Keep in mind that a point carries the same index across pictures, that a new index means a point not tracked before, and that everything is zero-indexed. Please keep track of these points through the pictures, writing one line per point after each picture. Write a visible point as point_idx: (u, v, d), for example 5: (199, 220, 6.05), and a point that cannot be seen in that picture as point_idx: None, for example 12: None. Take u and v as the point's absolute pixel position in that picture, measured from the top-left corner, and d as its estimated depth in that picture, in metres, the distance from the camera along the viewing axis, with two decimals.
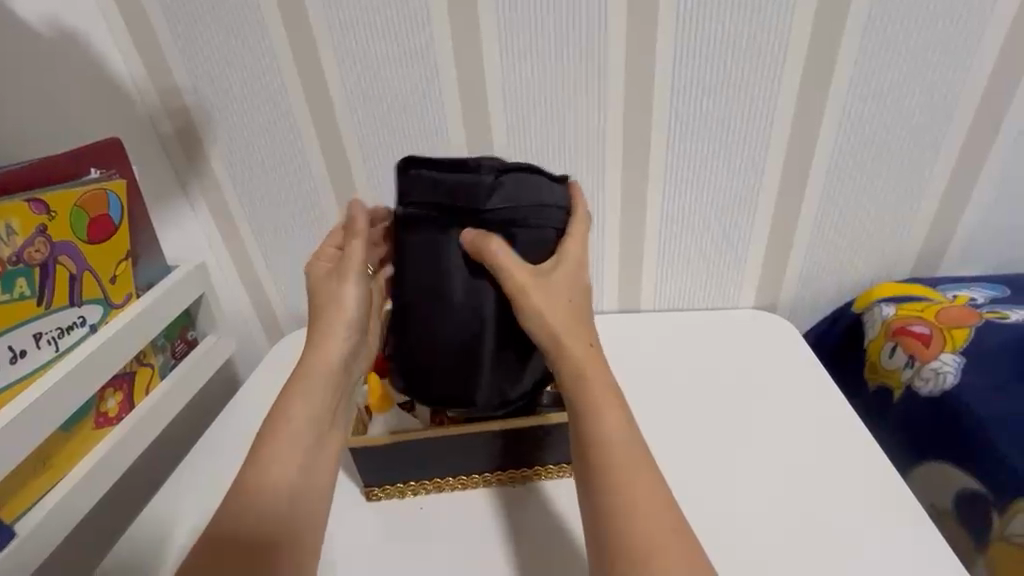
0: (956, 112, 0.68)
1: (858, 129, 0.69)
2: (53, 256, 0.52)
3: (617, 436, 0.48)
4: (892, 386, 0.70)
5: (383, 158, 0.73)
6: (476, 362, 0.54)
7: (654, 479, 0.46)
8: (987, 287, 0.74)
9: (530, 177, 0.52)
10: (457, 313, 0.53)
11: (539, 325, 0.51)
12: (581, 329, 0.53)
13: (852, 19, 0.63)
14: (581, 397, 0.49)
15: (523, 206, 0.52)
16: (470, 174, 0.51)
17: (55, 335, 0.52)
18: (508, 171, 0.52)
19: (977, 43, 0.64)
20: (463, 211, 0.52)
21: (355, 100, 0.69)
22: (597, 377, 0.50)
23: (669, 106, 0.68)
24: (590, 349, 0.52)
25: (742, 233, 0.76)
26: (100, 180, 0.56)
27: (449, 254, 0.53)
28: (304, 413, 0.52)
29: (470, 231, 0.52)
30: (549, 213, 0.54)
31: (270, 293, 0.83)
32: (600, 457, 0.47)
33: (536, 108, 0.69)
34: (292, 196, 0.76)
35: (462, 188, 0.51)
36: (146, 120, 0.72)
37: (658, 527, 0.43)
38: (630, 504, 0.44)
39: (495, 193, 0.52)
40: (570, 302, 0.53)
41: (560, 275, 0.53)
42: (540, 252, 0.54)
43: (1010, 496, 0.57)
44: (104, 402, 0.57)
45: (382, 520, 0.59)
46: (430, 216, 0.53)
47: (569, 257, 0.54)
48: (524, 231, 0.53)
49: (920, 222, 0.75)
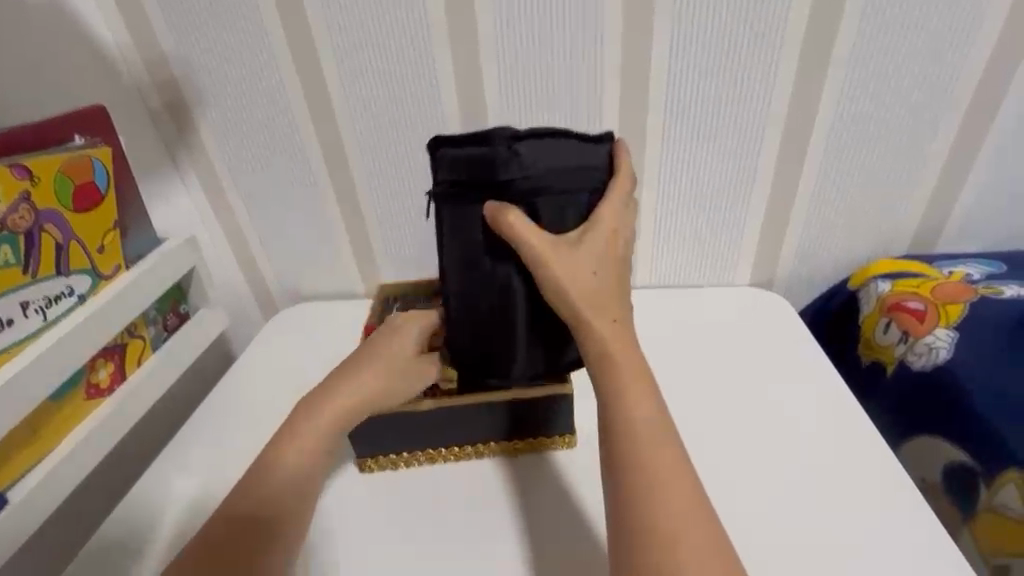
0: (958, 85, 0.67)
1: (856, 112, 0.68)
2: (39, 223, 0.51)
3: (645, 419, 0.46)
4: (885, 362, 0.70)
5: (375, 131, 0.71)
6: (510, 332, 0.56)
7: (684, 472, 0.44)
8: (983, 263, 0.73)
9: (548, 142, 0.50)
10: (491, 291, 0.55)
11: (563, 298, 0.50)
12: (608, 301, 0.50)
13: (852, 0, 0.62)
14: (611, 377, 0.48)
15: (544, 173, 0.50)
16: (485, 147, 0.50)
17: (43, 305, 0.51)
18: (524, 138, 0.50)
19: (978, 26, 0.63)
20: (488, 184, 0.51)
21: (347, 72, 0.68)
22: (625, 360, 0.49)
23: (665, 80, 0.67)
24: (613, 327, 0.50)
25: (739, 211, 0.75)
26: (86, 147, 0.55)
27: (479, 231, 0.53)
28: (309, 433, 0.55)
29: (492, 203, 0.51)
30: (578, 175, 0.51)
31: (263, 268, 0.83)
32: (628, 439, 0.45)
33: (532, 80, 0.68)
34: (285, 171, 0.75)
35: (481, 163, 0.50)
36: (134, 91, 0.70)
37: (685, 518, 0.41)
38: (656, 489, 0.42)
39: (513, 163, 0.50)
40: (597, 274, 0.50)
41: (590, 244, 0.51)
42: (569, 217, 0.52)
43: (999, 468, 0.58)
44: (95, 373, 0.57)
45: (375, 491, 0.60)
46: (453, 195, 0.52)
47: (601, 225, 0.51)
48: (548, 199, 0.51)
49: (918, 200, 0.74)
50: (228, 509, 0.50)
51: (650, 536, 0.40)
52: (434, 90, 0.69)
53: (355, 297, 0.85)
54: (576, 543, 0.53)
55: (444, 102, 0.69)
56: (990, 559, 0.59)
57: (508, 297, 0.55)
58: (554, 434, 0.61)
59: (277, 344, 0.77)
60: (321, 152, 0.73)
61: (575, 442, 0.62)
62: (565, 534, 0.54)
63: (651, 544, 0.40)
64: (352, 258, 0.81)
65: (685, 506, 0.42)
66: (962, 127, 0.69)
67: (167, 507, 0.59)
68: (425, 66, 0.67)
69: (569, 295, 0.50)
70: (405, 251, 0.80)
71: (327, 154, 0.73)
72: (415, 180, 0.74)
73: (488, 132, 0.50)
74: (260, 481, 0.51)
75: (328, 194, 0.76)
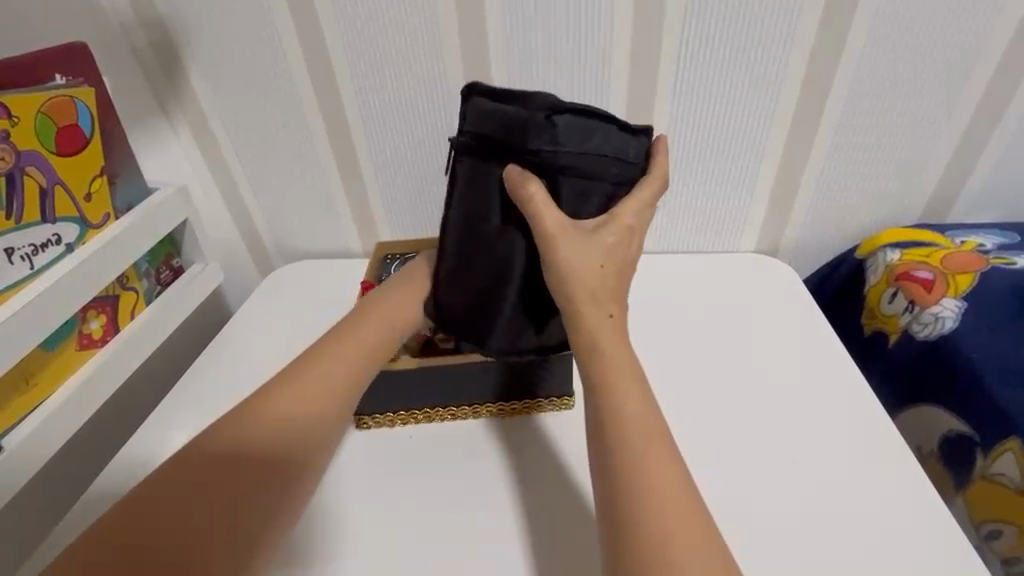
0: (989, 44, 0.63)
1: (866, 102, 0.67)
2: (20, 166, 0.50)
3: (633, 412, 0.44)
4: (888, 332, 0.70)
5: (373, 82, 0.68)
6: (491, 308, 0.54)
7: (677, 473, 0.42)
8: (996, 234, 0.72)
9: (588, 124, 0.48)
10: (486, 255, 0.53)
11: (562, 279, 0.48)
12: (609, 296, 0.49)
13: None
14: (605, 362, 0.47)
15: (574, 153, 0.48)
16: (522, 112, 0.48)
17: (29, 252, 0.50)
18: (565, 112, 0.48)
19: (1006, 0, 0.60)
20: (513, 148, 0.49)
21: (342, 16, 0.64)
22: (616, 353, 0.47)
23: (683, 32, 0.63)
24: (608, 322, 0.48)
25: (747, 178, 0.73)
26: (67, 86, 0.53)
27: (491, 192, 0.51)
28: (296, 402, 0.49)
29: (515, 168, 0.49)
30: (607, 165, 0.49)
31: (258, 224, 0.81)
32: (617, 431, 0.43)
33: (538, 29, 0.64)
34: (279, 124, 0.72)
35: (512, 123, 0.48)
36: (117, 30, 0.66)
37: (682, 516, 0.39)
38: (651, 484, 0.40)
39: (546, 135, 0.48)
40: (605, 268, 0.49)
41: (605, 237, 0.49)
42: (592, 206, 0.51)
43: (999, 437, 0.58)
44: (87, 324, 0.56)
45: (373, 448, 0.60)
46: (473, 148, 0.51)
47: (619, 220, 0.49)
48: (571, 179, 0.49)
49: (935, 167, 0.71)
50: (234, 438, 0.46)
51: (643, 538, 0.38)
52: (434, 37, 0.65)
53: (352, 255, 0.83)
54: (571, 504, 0.54)
55: (445, 52, 0.66)
56: (978, 526, 0.61)
57: (505, 262, 0.53)
58: (551, 396, 0.61)
59: (272, 302, 0.76)
60: (318, 105, 0.70)
61: (573, 404, 0.62)
62: (558, 492, 0.55)
63: (648, 547, 0.38)
64: (349, 216, 0.79)
65: (682, 503, 0.40)
66: (988, 89, 0.66)
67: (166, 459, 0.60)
68: (424, 12, 0.63)
69: (573, 282, 0.48)
70: (402, 209, 0.78)
71: (323, 105, 0.70)
72: (414, 134, 0.71)
73: (530, 97, 0.48)
74: (276, 402, 0.48)
75: (324, 148, 0.73)
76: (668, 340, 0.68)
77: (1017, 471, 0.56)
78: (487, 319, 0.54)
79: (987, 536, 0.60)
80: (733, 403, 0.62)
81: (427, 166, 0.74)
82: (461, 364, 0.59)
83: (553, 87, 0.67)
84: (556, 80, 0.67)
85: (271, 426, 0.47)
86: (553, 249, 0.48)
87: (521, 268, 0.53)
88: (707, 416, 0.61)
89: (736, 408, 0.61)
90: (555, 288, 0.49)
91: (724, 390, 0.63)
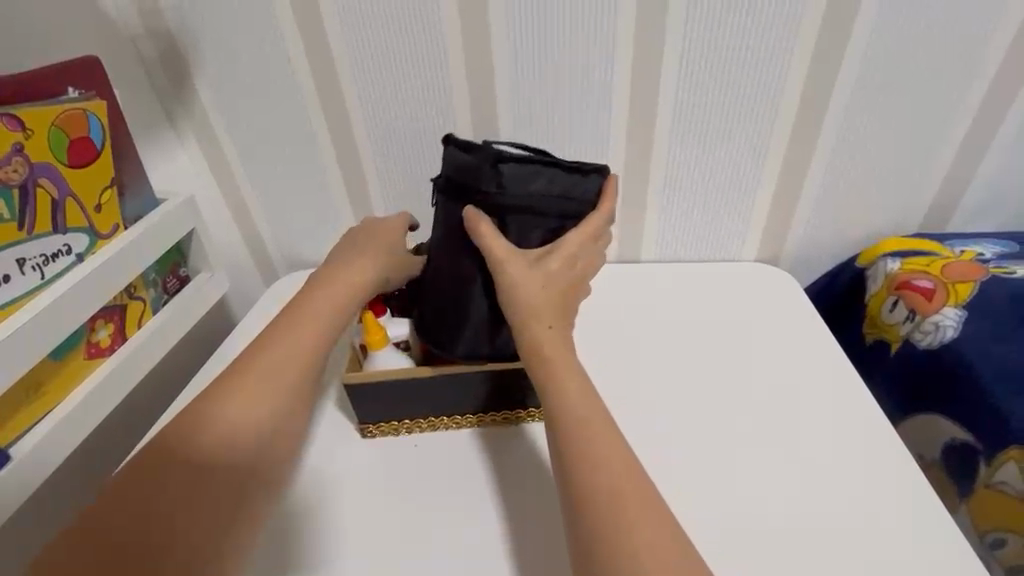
0: (984, 59, 0.64)
1: (862, 115, 0.68)
2: (33, 178, 0.50)
3: (594, 419, 0.47)
4: (889, 340, 0.70)
5: (378, 95, 0.69)
6: (452, 319, 0.58)
7: (644, 483, 0.43)
8: (996, 244, 0.72)
9: (532, 169, 0.53)
10: (452, 270, 0.58)
11: (507, 298, 0.53)
12: (546, 311, 0.53)
13: (866, 5, 0.61)
14: (545, 372, 0.50)
15: (520, 197, 0.54)
16: (473, 158, 0.54)
17: (40, 262, 0.51)
18: (509, 159, 0.53)
19: (1000, 17, 0.62)
20: (470, 191, 0.55)
21: (349, 31, 0.65)
22: (559, 356, 0.51)
23: (682, 48, 0.64)
24: (548, 333, 0.52)
25: (746, 191, 0.74)
26: (80, 100, 0.54)
27: (455, 228, 0.57)
28: (259, 379, 0.50)
29: (470, 209, 0.55)
30: (551, 203, 0.54)
31: (264, 233, 0.81)
32: (575, 442, 0.45)
33: (540, 44, 0.65)
34: (285, 135, 0.73)
35: (466, 170, 0.54)
36: (129, 44, 0.67)
37: (645, 514, 0.41)
38: (619, 488, 0.42)
39: (494, 180, 0.54)
40: (546, 290, 0.53)
41: (548, 264, 0.54)
42: (535, 238, 0.56)
43: (1001, 446, 0.58)
44: (95, 333, 0.57)
45: (377, 457, 0.61)
46: (441, 187, 0.57)
47: (561, 251, 0.54)
48: (518, 219, 0.55)
49: (933, 178, 0.72)
50: (205, 421, 0.47)
51: (612, 545, 0.39)
52: (440, 51, 0.66)
53: None
54: None
55: (450, 66, 0.67)
56: (982, 534, 0.61)
57: (467, 280, 0.57)
58: None
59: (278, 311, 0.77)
60: (324, 117, 0.71)
61: None
62: None
63: (615, 550, 0.39)
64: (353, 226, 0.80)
65: (645, 502, 0.42)
66: (985, 102, 0.67)
67: None
68: (428, 27, 0.64)
69: (516, 300, 0.53)
70: None
71: (329, 116, 0.71)
72: (419, 146, 0.73)
73: (480, 145, 0.53)
74: (242, 379, 0.50)
75: (330, 159, 0.74)
76: (669, 347, 0.69)
77: (1019, 478, 0.56)
78: (456, 331, 0.58)
79: (992, 545, 0.60)
80: (733, 411, 0.62)
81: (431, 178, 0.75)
82: (459, 372, 0.59)
83: (555, 99, 0.68)
84: (557, 92, 0.68)
85: (242, 404, 0.48)
86: (500, 273, 0.53)
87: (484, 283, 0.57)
88: (708, 424, 0.61)
89: (736, 415, 0.62)
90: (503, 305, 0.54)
91: (725, 397, 0.64)
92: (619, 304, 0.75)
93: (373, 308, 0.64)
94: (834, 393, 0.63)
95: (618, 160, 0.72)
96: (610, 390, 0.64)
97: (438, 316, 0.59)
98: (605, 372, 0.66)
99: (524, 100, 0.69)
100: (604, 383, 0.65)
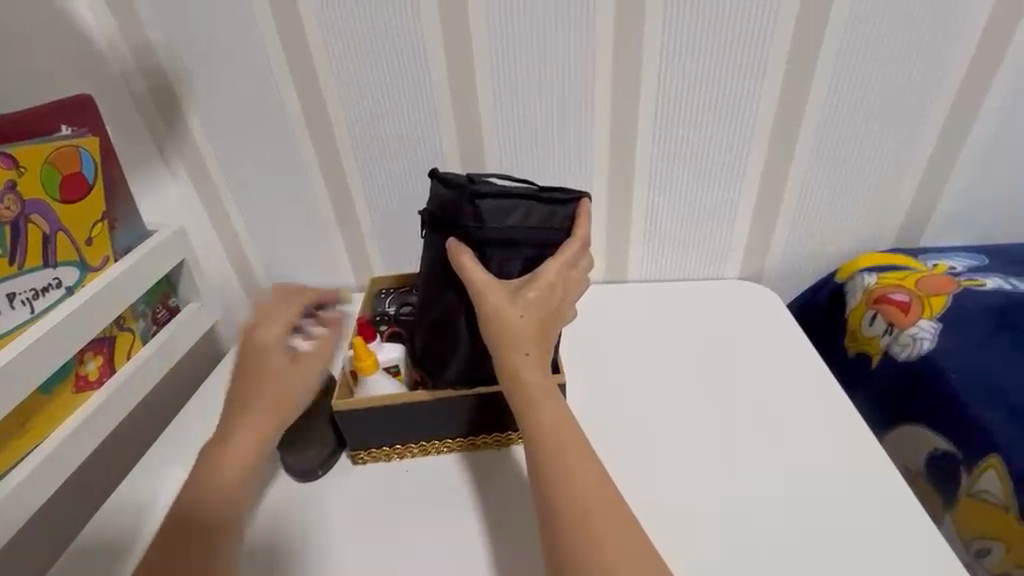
0: (941, 83, 0.68)
1: (831, 139, 0.71)
2: (25, 214, 0.51)
3: (566, 429, 0.49)
4: (871, 354, 0.72)
5: (367, 126, 0.71)
6: (439, 348, 0.60)
7: (614, 492, 0.44)
8: (967, 258, 0.75)
9: (509, 203, 0.55)
10: (439, 302, 0.59)
11: (489, 327, 0.54)
12: (525, 338, 0.54)
13: (828, 36, 0.65)
14: (521, 395, 0.52)
15: (497, 229, 0.56)
16: (451, 195, 0.56)
17: (30, 297, 0.51)
18: (487, 195, 0.55)
19: (952, 46, 0.66)
20: (451, 226, 0.57)
21: (340, 66, 0.67)
22: (536, 379, 0.52)
23: (658, 75, 0.67)
24: (525, 360, 0.53)
25: (725, 210, 0.76)
26: (72, 136, 0.55)
27: (440, 263, 0.58)
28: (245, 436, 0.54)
29: (452, 242, 0.56)
30: (529, 233, 0.56)
31: (253, 261, 0.82)
32: (544, 458, 0.47)
33: (521, 74, 0.67)
34: (274, 166, 0.74)
35: (447, 206, 0.56)
36: (120, 79, 0.68)
37: (614, 522, 0.42)
38: (588, 503, 0.43)
39: (473, 215, 0.55)
40: (525, 317, 0.54)
41: (528, 292, 0.55)
42: (515, 266, 0.58)
43: (979, 455, 0.60)
44: (83, 365, 0.57)
45: (368, 484, 0.60)
46: (427, 224, 0.58)
47: (540, 279, 0.55)
48: (497, 250, 0.57)
49: (903, 196, 0.76)
50: (205, 475, 0.51)
51: (587, 558, 0.40)
52: (426, 83, 0.68)
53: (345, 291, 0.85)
54: None
55: (436, 96, 0.69)
56: (968, 543, 0.61)
57: (453, 311, 0.59)
58: None
59: None
60: (313, 148, 0.73)
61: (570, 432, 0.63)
62: None
63: (587, 568, 0.40)
64: (342, 252, 0.81)
65: (615, 518, 0.42)
66: (946, 123, 0.71)
67: (159, 504, 0.60)
68: (414, 61, 0.67)
69: (495, 329, 0.54)
70: (394, 245, 0.80)
71: (320, 146, 0.73)
72: (407, 174, 0.74)
73: (458, 181, 0.55)
74: (251, 414, 0.55)
75: (319, 184, 0.75)
76: (655, 366, 0.70)
77: (1001, 488, 0.57)
78: (447, 361, 0.59)
79: (977, 554, 0.60)
80: (722, 428, 0.63)
81: (420, 204, 0.76)
82: (451, 396, 0.59)
83: (538, 127, 0.71)
84: (538, 120, 0.70)
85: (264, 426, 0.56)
86: (480, 302, 0.54)
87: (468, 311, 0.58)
88: (695, 440, 0.61)
89: (724, 432, 0.62)
90: (485, 335, 0.55)
91: (711, 411, 0.64)
92: (607, 322, 0.76)
93: (362, 334, 0.62)
94: (817, 405, 0.64)
95: (602, 183, 0.74)
96: (599, 409, 0.65)
97: (429, 344, 0.60)
98: (593, 391, 0.67)
99: (510, 128, 0.71)
100: (593, 401, 0.66)
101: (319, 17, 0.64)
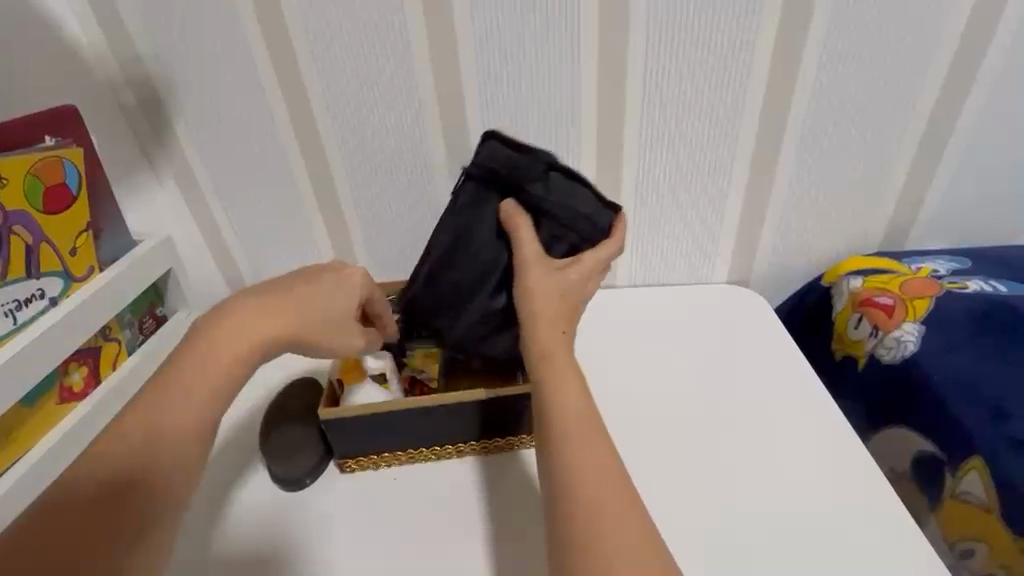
0: (922, 90, 0.69)
1: (815, 144, 0.72)
2: (8, 225, 0.51)
3: (583, 410, 0.49)
4: (856, 357, 0.73)
5: (354, 134, 0.71)
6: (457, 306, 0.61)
7: (621, 479, 0.44)
8: (950, 261, 0.76)
9: (567, 185, 0.57)
10: (472, 262, 0.59)
11: (528, 295, 0.55)
12: (564, 316, 0.54)
13: (810, 44, 0.66)
14: (547, 373, 0.52)
15: (557, 202, 0.57)
16: (525, 157, 0.56)
17: (12, 308, 0.51)
18: (554, 171, 0.57)
19: (931, 53, 0.67)
20: (509, 185, 0.57)
21: (327, 74, 0.67)
22: (562, 356, 0.52)
23: (643, 82, 0.68)
24: (561, 337, 0.54)
25: (712, 215, 0.77)
26: (56, 146, 0.55)
27: (484, 219, 0.58)
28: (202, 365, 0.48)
29: (510, 204, 0.57)
30: (575, 218, 0.57)
31: (242, 269, 0.82)
32: (563, 434, 0.47)
33: (506, 82, 0.68)
34: (261, 174, 0.74)
35: (512, 165, 0.56)
36: (106, 88, 0.68)
37: (619, 512, 0.42)
38: (594, 490, 0.43)
39: (539, 183, 0.57)
40: (564, 299, 0.55)
41: (573, 274, 0.56)
42: (561, 247, 0.58)
43: (962, 457, 0.60)
44: (68, 376, 0.57)
45: (355, 492, 0.61)
46: (480, 176, 0.57)
47: (586, 262, 0.56)
48: (546, 223, 0.57)
49: (886, 200, 0.76)
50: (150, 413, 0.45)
51: (586, 546, 0.41)
52: (412, 91, 0.68)
53: None
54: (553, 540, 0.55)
55: (423, 104, 0.69)
56: (953, 544, 0.62)
57: (485, 276, 0.59)
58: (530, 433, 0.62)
59: None
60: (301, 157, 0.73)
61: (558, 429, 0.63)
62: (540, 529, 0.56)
63: (583, 556, 0.40)
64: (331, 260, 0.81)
65: (619, 509, 0.42)
66: (927, 129, 0.71)
67: None
68: (401, 69, 0.67)
69: (533, 300, 0.54)
70: (383, 252, 0.80)
71: (307, 154, 0.73)
72: (394, 182, 0.75)
73: (532, 149, 0.56)
74: (225, 339, 0.49)
75: (307, 193, 0.76)
76: (646, 369, 0.70)
77: (984, 491, 0.58)
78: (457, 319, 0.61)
79: (963, 555, 0.61)
80: (709, 430, 0.63)
81: (408, 211, 0.77)
82: (439, 402, 0.59)
83: (524, 134, 0.71)
84: (524, 127, 0.70)
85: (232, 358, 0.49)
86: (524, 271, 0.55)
87: (505, 274, 0.59)
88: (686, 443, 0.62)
89: (713, 434, 0.62)
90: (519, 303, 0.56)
91: (700, 414, 0.65)
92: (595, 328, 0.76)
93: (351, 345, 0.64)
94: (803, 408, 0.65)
95: None
96: None
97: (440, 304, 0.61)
98: None
99: None
100: None
101: (304, 27, 0.64)
